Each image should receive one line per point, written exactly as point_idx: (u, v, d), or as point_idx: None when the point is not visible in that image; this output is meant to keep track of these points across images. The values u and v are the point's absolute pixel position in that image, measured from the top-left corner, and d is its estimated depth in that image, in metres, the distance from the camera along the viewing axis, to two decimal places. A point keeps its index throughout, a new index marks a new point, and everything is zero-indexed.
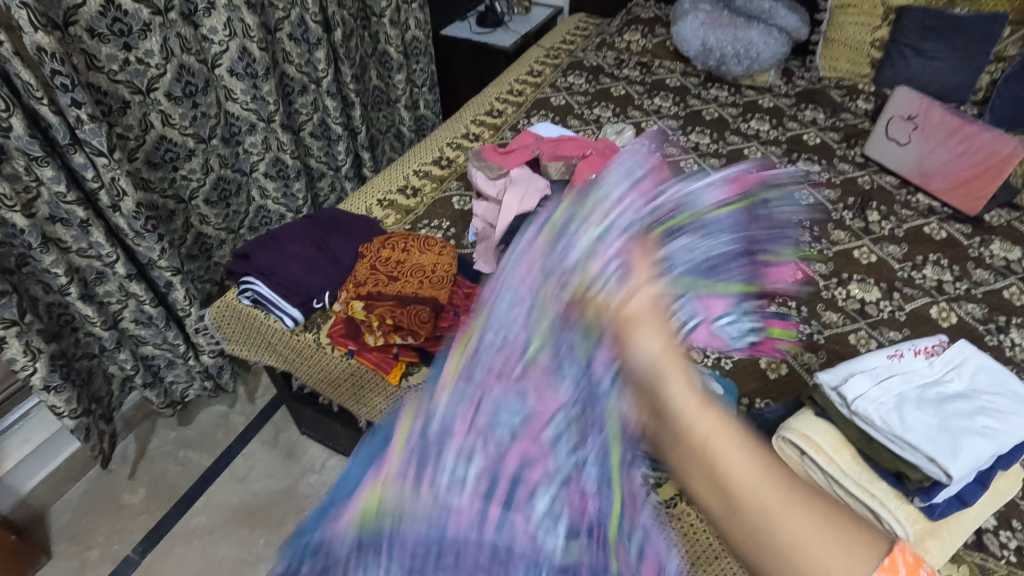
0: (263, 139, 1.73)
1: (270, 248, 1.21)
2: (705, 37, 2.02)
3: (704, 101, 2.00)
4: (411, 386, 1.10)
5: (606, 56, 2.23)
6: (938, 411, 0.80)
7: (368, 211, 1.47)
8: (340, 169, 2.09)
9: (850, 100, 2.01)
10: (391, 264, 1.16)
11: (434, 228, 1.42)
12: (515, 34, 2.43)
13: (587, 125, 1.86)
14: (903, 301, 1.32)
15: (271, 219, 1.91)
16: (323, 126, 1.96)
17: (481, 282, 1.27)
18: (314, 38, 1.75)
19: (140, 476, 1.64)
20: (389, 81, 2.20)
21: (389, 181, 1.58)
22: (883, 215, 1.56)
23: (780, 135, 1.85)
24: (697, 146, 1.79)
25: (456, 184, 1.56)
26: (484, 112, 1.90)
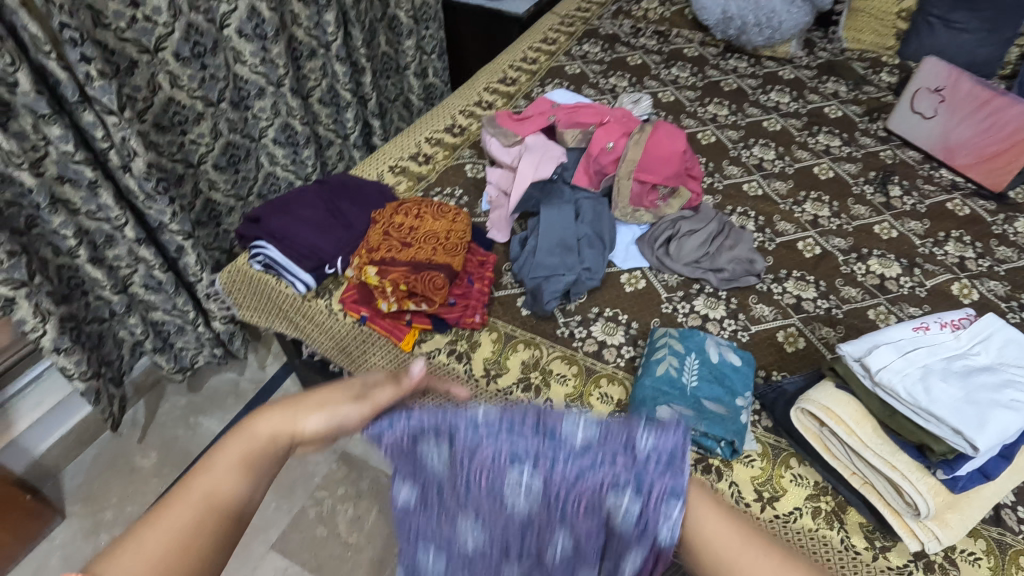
0: (272, 104, 1.69)
1: (282, 214, 1.19)
2: (726, 5, 1.95)
3: (723, 72, 1.95)
4: (424, 353, 1.09)
5: (623, 24, 2.17)
6: (965, 384, 0.78)
7: (379, 177, 1.45)
8: (349, 137, 2.05)
9: (873, 73, 1.95)
10: (404, 230, 1.14)
11: (447, 196, 1.39)
12: (528, 0, 2.36)
13: (603, 94, 1.81)
14: (924, 277, 1.30)
15: (280, 187, 1.89)
16: (332, 92, 1.92)
17: (495, 251, 1.25)
18: (324, 0, 1.70)
19: (150, 440, 1.65)
20: (399, 47, 2.15)
21: (400, 148, 1.55)
22: (905, 190, 1.53)
23: (801, 107, 1.81)
24: (715, 118, 1.74)
25: (468, 152, 1.53)
26: (497, 79, 1.85)
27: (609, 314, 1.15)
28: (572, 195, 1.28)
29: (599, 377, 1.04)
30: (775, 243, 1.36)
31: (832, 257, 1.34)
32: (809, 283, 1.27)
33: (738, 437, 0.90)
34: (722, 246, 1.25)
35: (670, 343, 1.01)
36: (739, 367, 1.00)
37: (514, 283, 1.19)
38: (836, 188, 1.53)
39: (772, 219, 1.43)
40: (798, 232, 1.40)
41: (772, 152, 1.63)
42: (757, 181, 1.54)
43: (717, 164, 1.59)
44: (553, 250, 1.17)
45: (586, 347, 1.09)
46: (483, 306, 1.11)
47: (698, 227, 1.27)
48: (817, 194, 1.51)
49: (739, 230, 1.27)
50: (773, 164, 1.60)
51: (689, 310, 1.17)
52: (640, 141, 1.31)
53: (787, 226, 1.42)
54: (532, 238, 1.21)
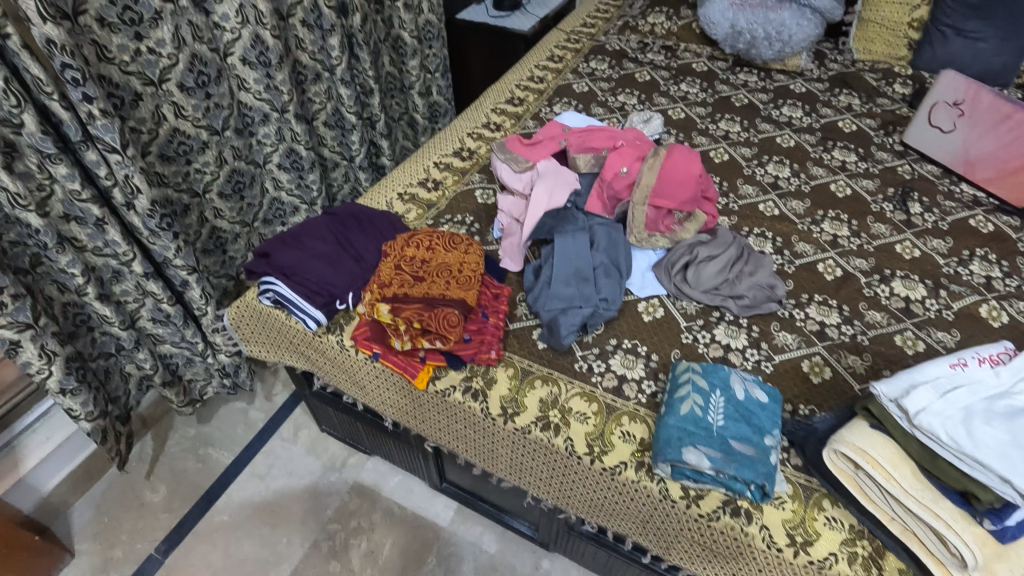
0: (277, 129, 1.68)
1: (291, 249, 1.15)
2: (735, 19, 1.92)
3: (733, 86, 1.92)
4: (438, 391, 1.06)
5: (630, 39, 2.14)
6: (1010, 426, 0.74)
7: (388, 205, 1.43)
8: (354, 159, 2.04)
9: (886, 84, 1.93)
10: (416, 264, 1.13)
11: (457, 224, 1.37)
12: (533, 17, 2.35)
13: (612, 113, 1.79)
14: (950, 299, 1.26)
15: (285, 212, 1.88)
16: (336, 115, 1.91)
17: (508, 281, 1.22)
18: (327, 24, 1.69)
19: (159, 474, 1.63)
20: (404, 66, 2.13)
21: (409, 174, 1.53)
22: (926, 207, 1.49)
23: (814, 122, 1.77)
24: (727, 135, 1.72)
25: (478, 176, 1.51)
26: (505, 99, 1.83)
27: (627, 346, 1.12)
28: (586, 221, 1.26)
29: (620, 414, 1.01)
30: (795, 266, 1.33)
31: (853, 279, 1.31)
32: (831, 307, 1.23)
33: (768, 480, 0.86)
34: (741, 272, 1.21)
35: (693, 380, 0.97)
36: (767, 404, 0.96)
37: (529, 315, 1.16)
38: (854, 206, 1.50)
39: (789, 240, 1.40)
40: (817, 253, 1.37)
41: (787, 170, 1.60)
42: (773, 200, 1.51)
43: (731, 184, 1.56)
44: (569, 281, 1.14)
45: (605, 382, 1.05)
46: (498, 342, 1.08)
47: (716, 252, 1.24)
48: (834, 213, 1.48)
49: (758, 256, 1.24)
50: (788, 182, 1.57)
51: (710, 339, 1.14)
52: (655, 165, 1.28)
53: (805, 247, 1.39)
54: (546, 267, 1.19)
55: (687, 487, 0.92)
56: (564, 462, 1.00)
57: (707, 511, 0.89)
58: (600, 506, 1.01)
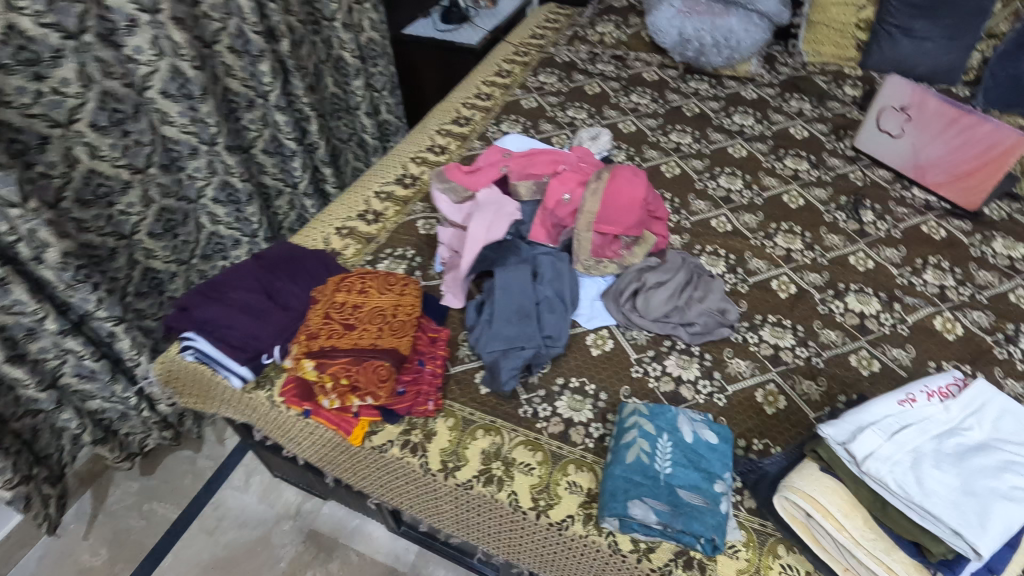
0: (207, 162, 1.59)
1: (212, 301, 1.07)
2: (682, 26, 1.89)
3: (684, 95, 1.89)
4: (375, 446, 1.00)
5: (579, 50, 2.10)
6: (960, 469, 0.71)
7: (325, 242, 1.35)
8: (299, 186, 1.96)
9: (836, 87, 1.91)
10: (347, 311, 1.06)
11: (398, 258, 1.31)
12: (481, 30, 2.30)
13: (561, 129, 1.74)
14: (905, 312, 1.23)
15: (226, 246, 1.79)
16: (275, 141, 1.83)
17: (449, 320, 1.16)
18: (256, 50, 1.63)
19: (100, 535, 1.54)
20: (348, 87, 2.06)
21: (348, 206, 1.45)
22: (878, 214, 1.47)
23: (766, 129, 1.75)
24: (678, 147, 1.68)
25: (420, 205, 1.45)
26: (450, 119, 1.77)
27: (575, 385, 1.06)
28: (530, 252, 1.20)
29: (566, 462, 0.95)
30: (748, 285, 1.29)
31: (807, 296, 1.27)
32: (786, 328, 1.19)
33: (718, 532, 0.81)
34: (691, 298, 1.17)
35: (640, 424, 0.92)
36: (717, 445, 0.91)
37: (471, 356, 1.10)
38: (807, 217, 1.47)
39: (742, 257, 1.36)
40: (771, 270, 1.33)
41: (739, 182, 1.57)
42: (726, 215, 1.47)
43: (683, 200, 1.52)
44: (511, 319, 1.08)
45: (551, 428, 1.00)
46: (437, 390, 1.02)
47: (665, 278, 1.19)
48: (787, 225, 1.44)
49: (708, 279, 1.19)
50: (741, 195, 1.53)
51: (661, 372, 1.09)
52: (598, 190, 1.21)
53: (759, 263, 1.35)
54: (487, 304, 1.13)
55: (637, 540, 0.86)
56: (510, 518, 0.94)
57: (658, 565, 0.84)
58: (550, 560, 0.95)
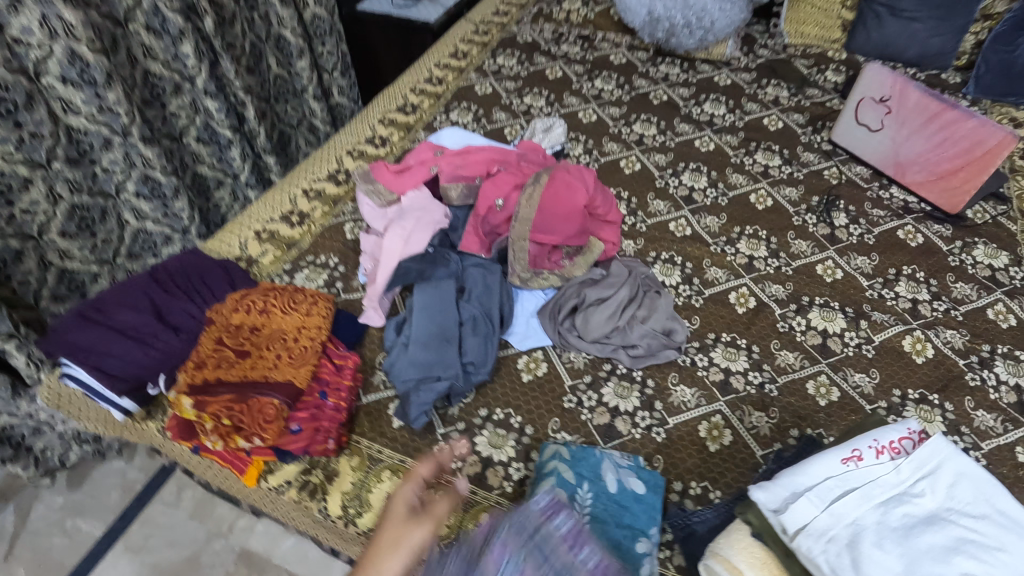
0: (123, 155, 1.46)
1: (90, 319, 0.95)
2: (652, 4, 1.72)
3: (652, 81, 1.74)
4: (271, 487, 0.90)
5: (543, 29, 1.94)
6: (904, 549, 0.60)
7: (241, 247, 1.23)
8: (239, 176, 1.83)
9: (817, 72, 1.77)
10: (243, 335, 0.94)
11: (319, 267, 1.18)
12: (441, 6, 2.13)
13: (515, 118, 1.60)
14: (872, 331, 1.12)
15: (155, 243, 1.66)
16: (208, 129, 1.70)
17: (367, 341, 1.05)
18: (175, 29, 1.48)
19: (18, 555, 1.45)
20: (292, 68, 1.91)
21: (271, 206, 1.32)
22: (852, 217, 1.35)
23: (737, 120, 1.61)
24: (641, 139, 1.54)
25: (351, 205, 1.32)
26: (395, 107, 1.62)
27: (499, 418, 0.96)
28: (459, 263, 1.08)
29: (478, 510, 0.85)
30: (704, 298, 1.18)
31: (767, 311, 1.16)
32: (740, 349, 1.09)
33: None
34: (634, 317, 1.05)
35: (559, 471, 0.83)
36: (643, 495, 0.82)
37: (387, 383, 0.99)
38: (774, 220, 1.34)
39: (699, 266, 1.25)
40: (730, 280, 1.22)
41: (704, 179, 1.44)
42: (687, 217, 1.35)
43: (641, 199, 1.39)
44: (428, 344, 0.97)
45: (467, 468, 0.90)
46: (340, 426, 0.91)
47: (607, 294, 1.07)
48: (752, 229, 1.32)
49: (655, 295, 1.07)
50: (704, 194, 1.40)
51: (597, 402, 0.98)
52: (534, 196, 1.09)
53: (717, 272, 1.23)
54: (407, 324, 1.02)
55: None
56: None
57: None
58: None
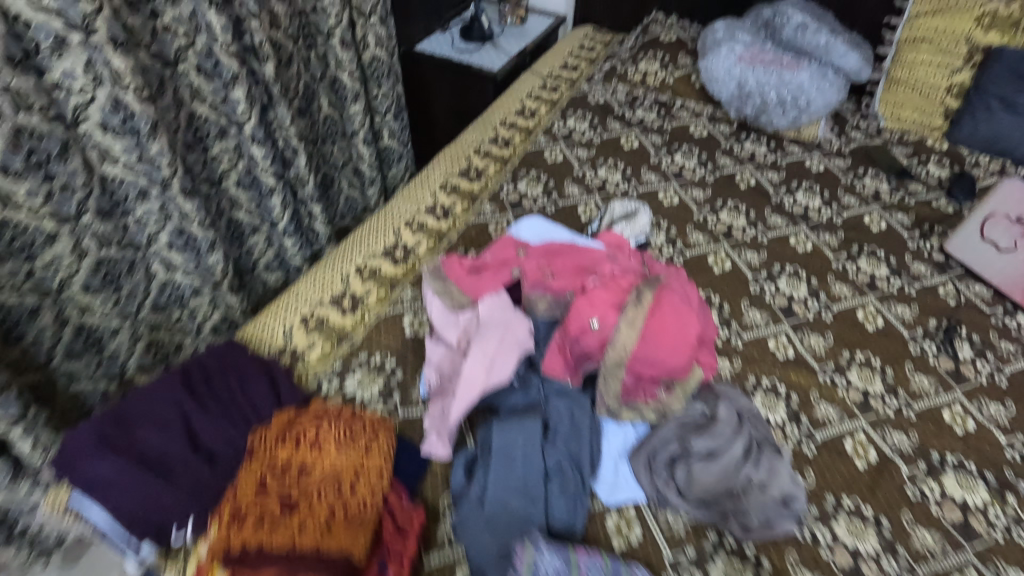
0: (160, 206, 1.31)
1: (111, 442, 0.79)
2: (743, 77, 1.61)
3: (736, 160, 1.59)
4: None
5: (616, 90, 1.80)
6: None
7: (285, 336, 1.07)
8: (276, 224, 1.67)
9: (917, 164, 1.62)
10: (291, 477, 0.78)
11: (373, 370, 1.03)
12: (505, 54, 2.02)
13: (590, 194, 1.45)
14: (1021, 509, 0.94)
15: (183, 296, 1.51)
16: (251, 174, 1.56)
17: (430, 480, 0.88)
18: (229, 74, 1.35)
19: None
20: (344, 111, 1.78)
21: (319, 284, 1.17)
22: (977, 349, 1.18)
23: (835, 215, 1.45)
24: (729, 231, 1.39)
25: (410, 291, 1.16)
26: (458, 170, 1.48)
27: None
28: (542, 389, 0.92)
29: None
30: (817, 447, 1.01)
31: (892, 469, 0.99)
32: (867, 521, 0.92)
33: None
34: (748, 480, 0.87)
35: None
36: None
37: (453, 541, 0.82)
38: (888, 346, 1.18)
39: (807, 399, 1.08)
40: (844, 423, 1.05)
41: (803, 287, 1.28)
42: (788, 334, 1.19)
43: (735, 307, 1.23)
44: (507, 501, 0.80)
45: None
46: None
47: (717, 446, 0.90)
48: (863, 356, 1.16)
49: (774, 450, 0.90)
50: (805, 306, 1.24)
51: None
52: (636, 320, 0.93)
53: (827, 407, 1.07)
54: (479, 466, 0.84)
55: None
56: None
57: None
58: None
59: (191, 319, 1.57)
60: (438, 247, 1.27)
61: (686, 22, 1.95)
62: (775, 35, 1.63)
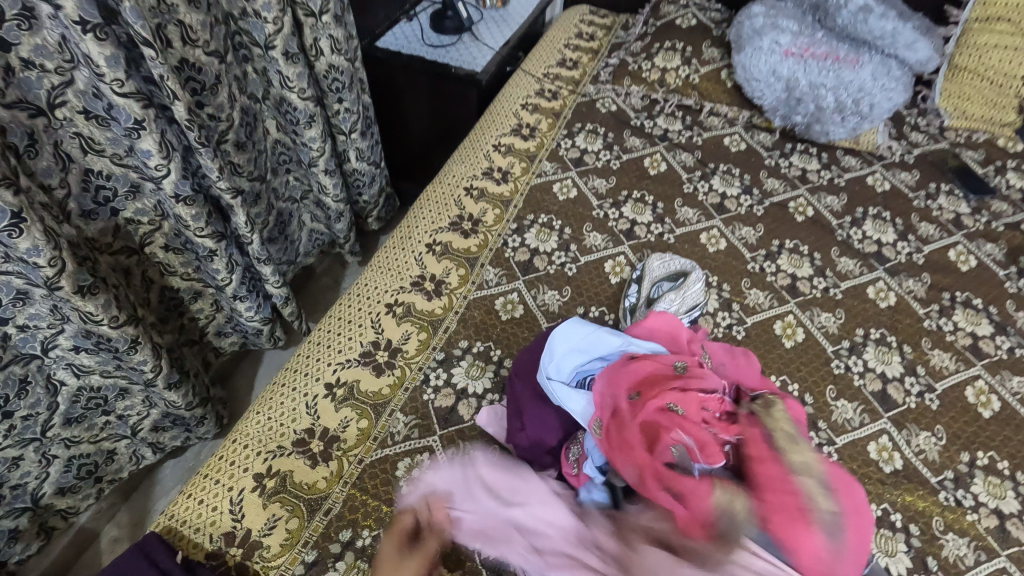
0: (51, 307, 0.97)
1: None
2: (792, 77, 1.31)
3: (786, 182, 1.31)
4: None
5: (629, 93, 1.48)
6: None
7: (234, 509, 0.77)
8: (222, 289, 1.34)
9: (995, 174, 1.36)
10: None
11: (362, 559, 0.74)
12: (488, 49, 1.67)
13: (617, 243, 1.15)
14: None
15: (106, 399, 1.18)
16: (182, 235, 1.22)
17: None
18: (129, 119, 0.98)
19: None
20: (297, 137, 1.43)
21: (279, 417, 0.87)
22: None
23: (914, 251, 1.19)
24: (792, 285, 1.12)
25: (403, 419, 0.87)
26: (449, 221, 1.15)
27: None
28: None
29: None
30: None
31: None
32: None
33: None
34: None
35: None
36: None
37: None
38: (1012, 440, 0.94)
39: (930, 531, 0.84)
40: (982, 564, 0.81)
41: (896, 360, 1.02)
42: (890, 434, 0.93)
43: (819, 397, 0.96)
44: None
45: None
46: None
47: None
48: (985, 457, 0.92)
49: None
50: (902, 387, 0.99)
51: None
52: None
53: (955, 541, 0.83)
54: None
55: None
56: None
57: None
58: None
59: (122, 422, 1.25)
60: (433, 342, 0.96)
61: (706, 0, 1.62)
62: (827, 20, 1.35)
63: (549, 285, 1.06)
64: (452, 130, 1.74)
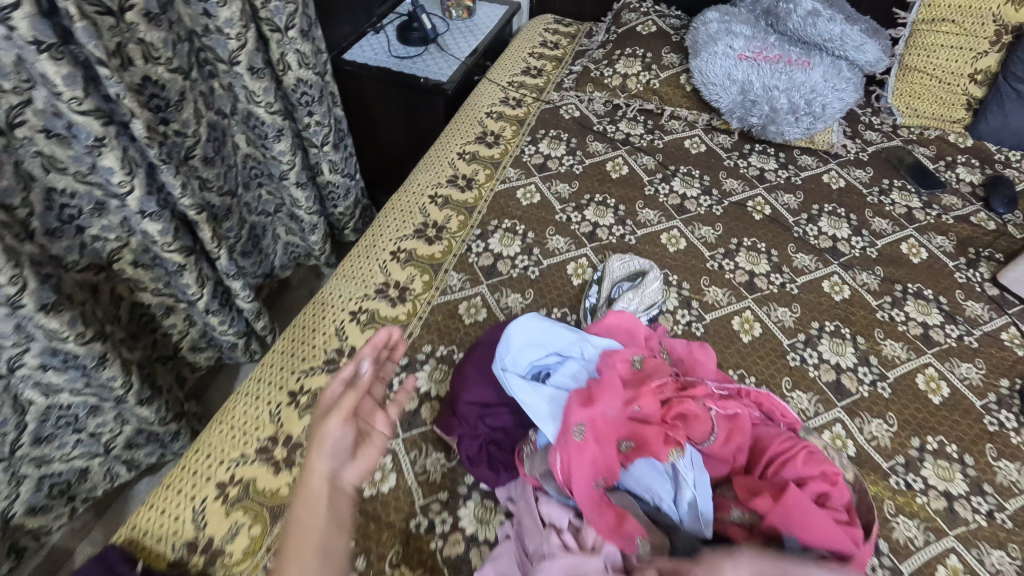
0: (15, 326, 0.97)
1: None
2: (747, 80, 1.35)
3: (745, 181, 1.34)
4: None
5: (593, 100, 1.51)
6: None
7: (196, 517, 0.79)
8: (193, 303, 1.34)
9: (945, 169, 1.40)
10: None
11: None
12: (455, 59, 1.70)
13: (579, 246, 1.17)
14: None
15: (76, 417, 1.18)
16: (150, 251, 1.23)
17: None
18: (90, 137, 0.99)
19: None
20: (266, 151, 1.44)
21: (243, 426, 0.88)
22: None
23: (867, 245, 1.22)
24: (750, 281, 1.15)
25: None
26: (413, 229, 1.17)
27: None
28: None
29: None
30: None
31: None
32: None
33: None
34: None
35: None
36: None
37: None
38: (960, 424, 0.97)
39: (881, 514, 0.86)
40: (931, 545, 0.84)
41: (850, 351, 1.05)
42: (844, 422, 0.96)
43: (775, 389, 0.99)
44: None
45: None
46: None
47: None
48: (935, 441, 0.95)
49: None
50: (855, 376, 1.02)
51: None
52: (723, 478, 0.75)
53: (906, 523, 0.86)
54: None
55: None
56: None
57: None
58: None
59: (94, 439, 1.24)
60: None
61: (666, 8, 1.66)
62: (779, 25, 1.40)
63: (512, 289, 1.09)
64: (424, 138, 1.76)
